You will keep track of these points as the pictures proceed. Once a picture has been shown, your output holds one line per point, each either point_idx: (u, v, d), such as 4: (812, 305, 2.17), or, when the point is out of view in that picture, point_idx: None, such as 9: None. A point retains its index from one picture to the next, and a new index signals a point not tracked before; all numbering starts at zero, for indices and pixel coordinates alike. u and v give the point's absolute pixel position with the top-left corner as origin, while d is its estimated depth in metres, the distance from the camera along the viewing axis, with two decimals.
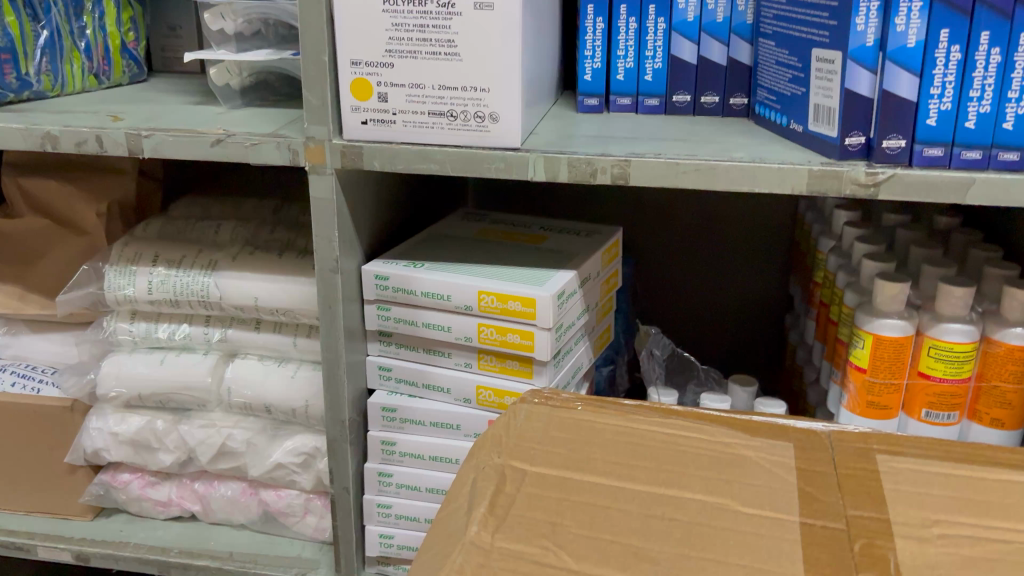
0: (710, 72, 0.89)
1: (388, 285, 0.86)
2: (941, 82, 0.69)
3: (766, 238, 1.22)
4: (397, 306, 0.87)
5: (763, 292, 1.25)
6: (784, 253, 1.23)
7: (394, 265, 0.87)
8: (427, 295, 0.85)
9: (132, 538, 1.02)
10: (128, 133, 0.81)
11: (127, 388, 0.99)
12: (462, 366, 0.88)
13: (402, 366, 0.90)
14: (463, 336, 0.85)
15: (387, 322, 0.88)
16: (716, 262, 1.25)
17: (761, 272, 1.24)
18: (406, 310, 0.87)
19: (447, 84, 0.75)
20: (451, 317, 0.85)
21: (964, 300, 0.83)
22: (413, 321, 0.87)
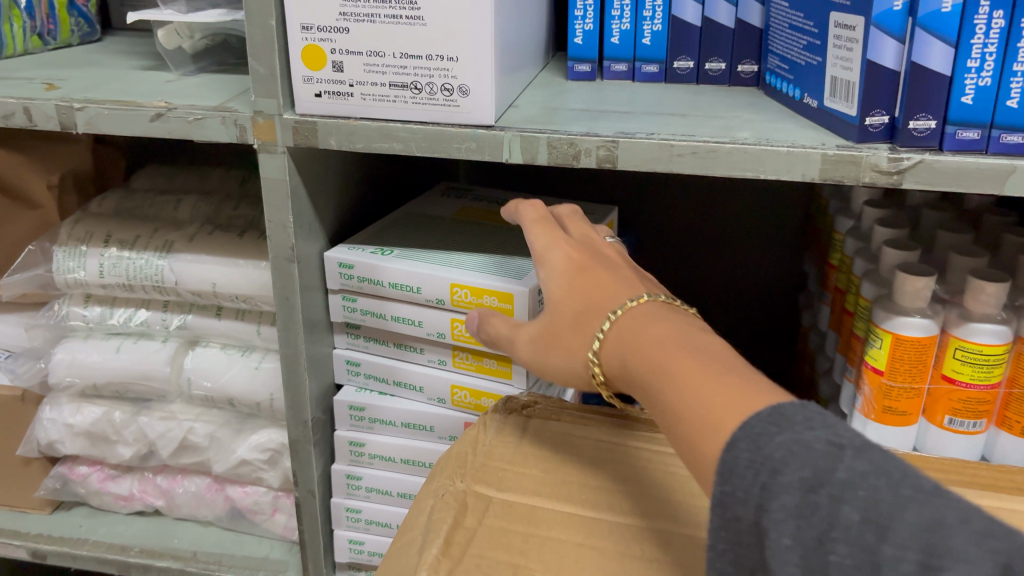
0: (716, 35, 0.79)
1: (353, 274, 0.77)
2: (981, 52, 0.60)
3: (779, 213, 1.13)
4: (365, 297, 0.79)
5: (775, 272, 1.16)
6: (797, 229, 1.13)
7: (359, 251, 0.79)
8: (395, 287, 0.76)
9: (91, 534, 0.96)
10: (59, 106, 0.73)
11: (81, 378, 0.92)
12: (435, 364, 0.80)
13: (373, 362, 0.82)
14: (436, 332, 0.77)
15: (354, 314, 0.80)
16: (723, 239, 1.16)
17: (771, 250, 1.15)
18: (374, 302, 0.79)
19: (410, 52, 0.66)
20: (422, 311, 0.77)
21: (996, 296, 0.73)
22: (382, 315, 0.79)
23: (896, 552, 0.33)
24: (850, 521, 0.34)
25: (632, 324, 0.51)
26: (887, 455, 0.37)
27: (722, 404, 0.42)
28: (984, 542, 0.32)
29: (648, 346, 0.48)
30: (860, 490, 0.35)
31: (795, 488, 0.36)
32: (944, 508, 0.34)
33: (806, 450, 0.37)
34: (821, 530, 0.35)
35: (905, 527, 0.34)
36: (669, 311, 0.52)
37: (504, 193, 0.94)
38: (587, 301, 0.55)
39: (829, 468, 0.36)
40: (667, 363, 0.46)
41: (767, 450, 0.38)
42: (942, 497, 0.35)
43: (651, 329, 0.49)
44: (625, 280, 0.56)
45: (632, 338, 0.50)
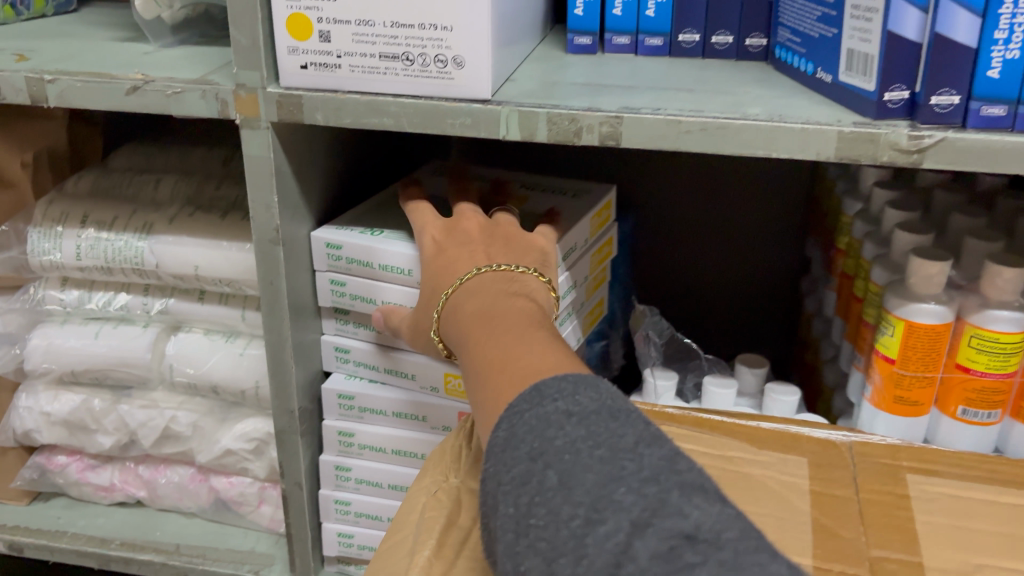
0: (723, 6, 0.75)
1: (342, 254, 0.74)
2: (1009, 23, 0.56)
3: (783, 194, 1.09)
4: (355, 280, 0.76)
5: (778, 255, 1.12)
6: (802, 211, 1.10)
7: (348, 232, 0.75)
8: (386, 269, 0.73)
9: (70, 527, 0.93)
10: (29, 78, 0.69)
11: (58, 365, 0.88)
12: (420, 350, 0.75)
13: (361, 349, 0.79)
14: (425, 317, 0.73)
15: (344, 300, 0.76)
16: (725, 220, 1.12)
17: (774, 232, 1.11)
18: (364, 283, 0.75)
19: (401, 21, 0.62)
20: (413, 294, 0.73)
21: (1014, 282, 0.70)
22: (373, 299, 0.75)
23: (572, 509, 0.37)
24: (547, 482, 0.38)
25: (462, 296, 0.57)
26: (607, 419, 0.40)
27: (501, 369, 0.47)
28: (645, 490, 0.36)
29: (467, 318, 0.54)
30: (565, 454, 0.39)
31: (523, 459, 0.40)
32: (628, 462, 0.38)
33: (542, 423, 0.41)
34: (532, 497, 0.39)
35: (584, 486, 0.37)
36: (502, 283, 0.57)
37: (499, 173, 0.90)
38: (440, 279, 0.62)
39: (551, 437, 0.40)
40: (480, 331, 0.52)
41: (514, 427, 0.42)
42: (633, 451, 0.38)
43: (469, 303, 0.55)
44: (472, 254, 0.62)
45: (458, 313, 0.56)
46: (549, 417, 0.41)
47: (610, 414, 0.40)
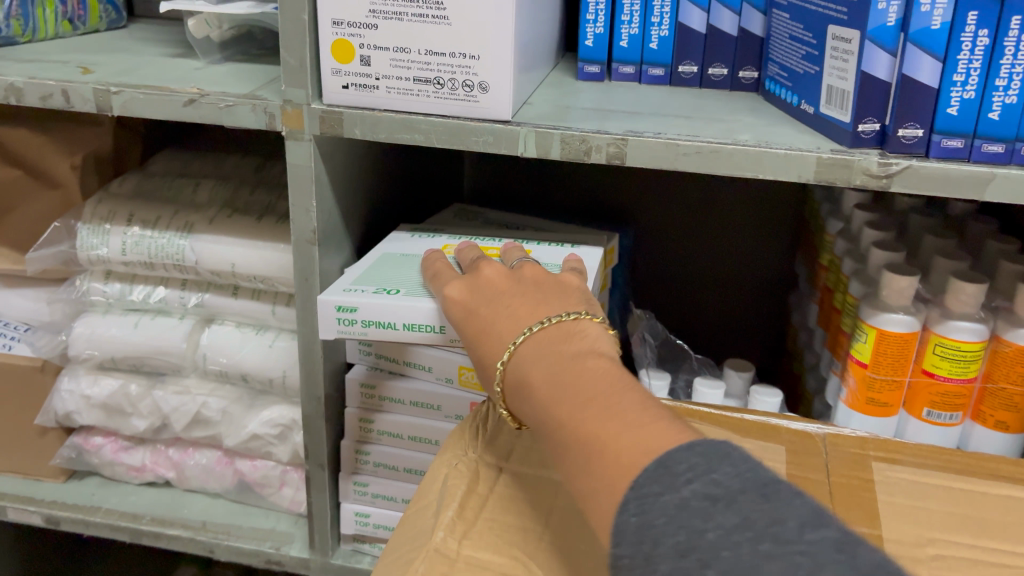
0: (720, 42, 0.83)
1: (356, 317, 0.71)
2: (965, 68, 0.64)
3: (775, 213, 1.17)
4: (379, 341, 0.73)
5: (769, 270, 1.20)
6: (793, 229, 1.18)
7: (359, 292, 0.72)
8: (410, 329, 0.71)
9: (104, 503, 1.00)
10: (96, 89, 0.77)
11: (100, 351, 0.95)
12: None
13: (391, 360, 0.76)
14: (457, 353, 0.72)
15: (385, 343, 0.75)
16: (720, 236, 1.20)
17: (765, 248, 1.19)
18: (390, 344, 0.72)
19: (434, 50, 0.70)
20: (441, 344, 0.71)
21: (975, 297, 0.78)
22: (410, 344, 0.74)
23: None
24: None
25: (524, 364, 0.53)
26: (759, 498, 0.38)
27: (600, 450, 0.45)
28: None
29: (540, 389, 0.51)
30: (723, 551, 0.37)
31: (671, 555, 0.38)
32: (799, 557, 0.35)
33: (684, 512, 0.39)
34: None
35: None
36: (554, 334, 0.54)
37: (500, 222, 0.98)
38: (483, 347, 0.58)
39: (701, 530, 0.38)
40: (556, 407, 0.49)
41: (650, 515, 0.39)
42: (802, 541, 0.36)
43: (535, 372, 0.52)
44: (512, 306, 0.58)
45: (524, 385, 0.53)
46: (694, 509, 0.38)
47: (760, 492, 0.39)
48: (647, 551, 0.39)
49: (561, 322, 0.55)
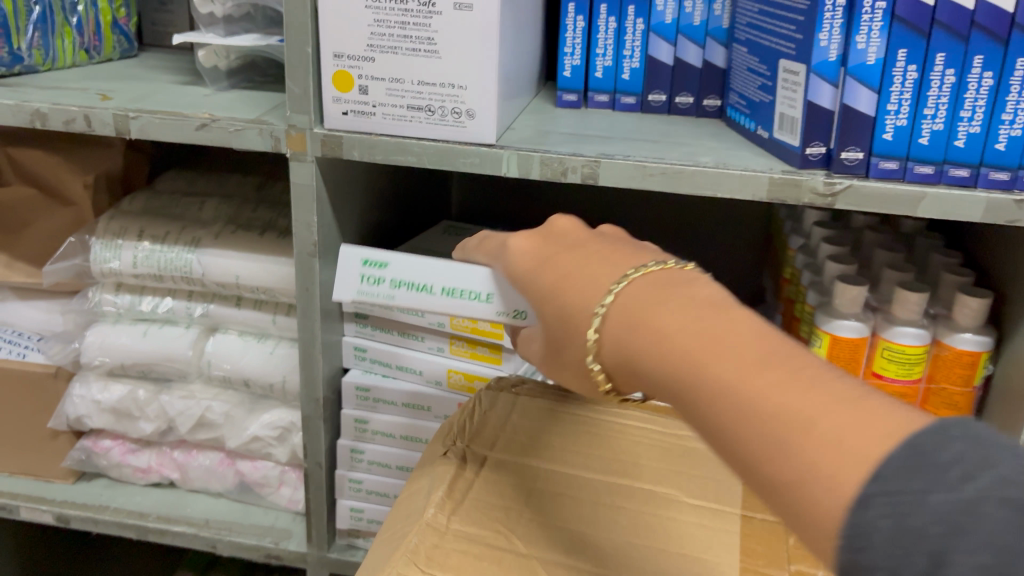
0: (686, 74, 0.91)
1: (384, 273, 0.67)
2: (897, 99, 0.72)
3: (745, 230, 1.25)
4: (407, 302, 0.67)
5: (739, 284, 1.28)
6: (761, 245, 1.26)
7: None
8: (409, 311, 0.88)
9: (112, 502, 1.06)
10: (116, 114, 0.84)
11: (111, 358, 1.02)
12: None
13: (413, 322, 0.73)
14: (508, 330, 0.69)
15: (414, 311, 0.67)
16: (694, 252, 1.28)
17: (736, 263, 1.27)
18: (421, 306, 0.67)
19: (425, 80, 0.77)
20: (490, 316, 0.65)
21: (918, 305, 0.86)
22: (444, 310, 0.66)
23: None
24: None
25: (645, 324, 0.47)
26: None
27: (804, 430, 0.39)
28: None
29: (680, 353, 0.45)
30: None
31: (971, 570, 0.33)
32: None
33: (970, 520, 0.34)
34: None
35: None
36: (668, 290, 0.48)
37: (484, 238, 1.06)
38: (575, 306, 0.52)
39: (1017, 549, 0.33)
40: (707, 371, 0.43)
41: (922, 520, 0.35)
42: None
43: (670, 325, 0.46)
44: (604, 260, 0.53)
45: (651, 343, 0.47)
46: (997, 518, 0.34)
47: None
48: (922, 563, 0.34)
49: (664, 276, 0.50)
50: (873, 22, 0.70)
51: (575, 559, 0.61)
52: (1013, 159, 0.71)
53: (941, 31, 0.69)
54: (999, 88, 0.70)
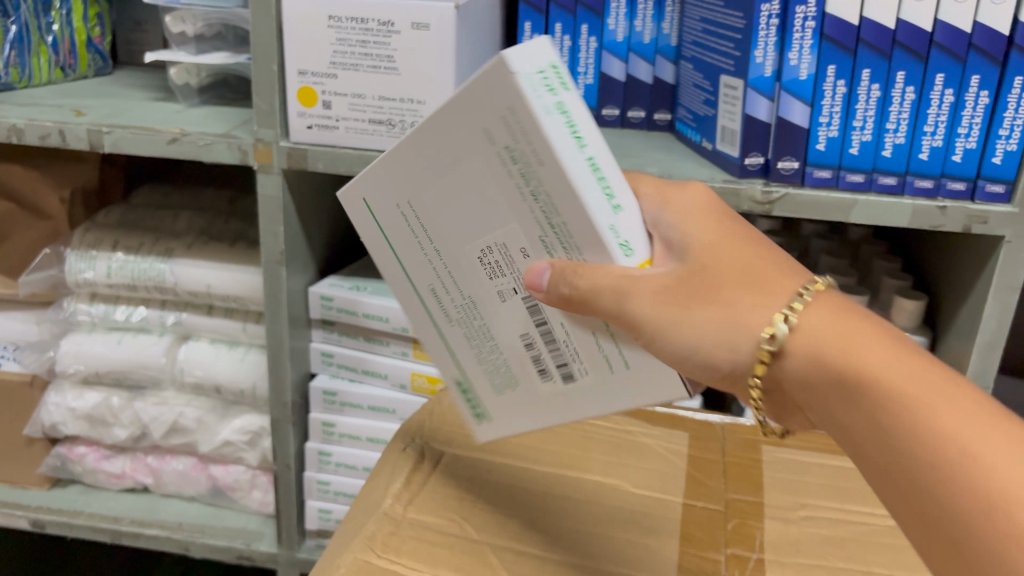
0: (637, 89, 0.96)
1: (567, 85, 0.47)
2: (829, 112, 0.76)
3: None
4: (540, 119, 0.44)
5: None
6: None
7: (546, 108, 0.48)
8: (369, 316, 0.93)
9: (86, 507, 1.09)
10: (89, 129, 0.87)
11: (86, 366, 1.05)
12: (430, 338, 0.60)
13: (388, 216, 0.56)
14: (516, 309, 0.53)
15: (509, 153, 0.47)
16: None
17: None
18: (552, 144, 0.45)
19: (385, 95, 0.81)
20: (595, 237, 0.46)
21: (858, 307, 0.91)
22: (544, 189, 0.46)
23: None
24: None
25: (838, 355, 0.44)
26: None
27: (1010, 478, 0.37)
28: None
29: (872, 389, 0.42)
30: None
31: None
32: None
33: None
34: None
35: None
36: (845, 322, 0.45)
37: None
38: (745, 296, 0.47)
39: None
40: (920, 398, 0.41)
41: None
42: None
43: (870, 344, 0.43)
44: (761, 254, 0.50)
45: (840, 356, 0.44)
46: None
47: None
48: None
49: (832, 304, 0.46)
50: (804, 40, 0.74)
51: (524, 544, 0.66)
52: (935, 167, 0.76)
53: (866, 48, 0.74)
54: (921, 101, 0.75)
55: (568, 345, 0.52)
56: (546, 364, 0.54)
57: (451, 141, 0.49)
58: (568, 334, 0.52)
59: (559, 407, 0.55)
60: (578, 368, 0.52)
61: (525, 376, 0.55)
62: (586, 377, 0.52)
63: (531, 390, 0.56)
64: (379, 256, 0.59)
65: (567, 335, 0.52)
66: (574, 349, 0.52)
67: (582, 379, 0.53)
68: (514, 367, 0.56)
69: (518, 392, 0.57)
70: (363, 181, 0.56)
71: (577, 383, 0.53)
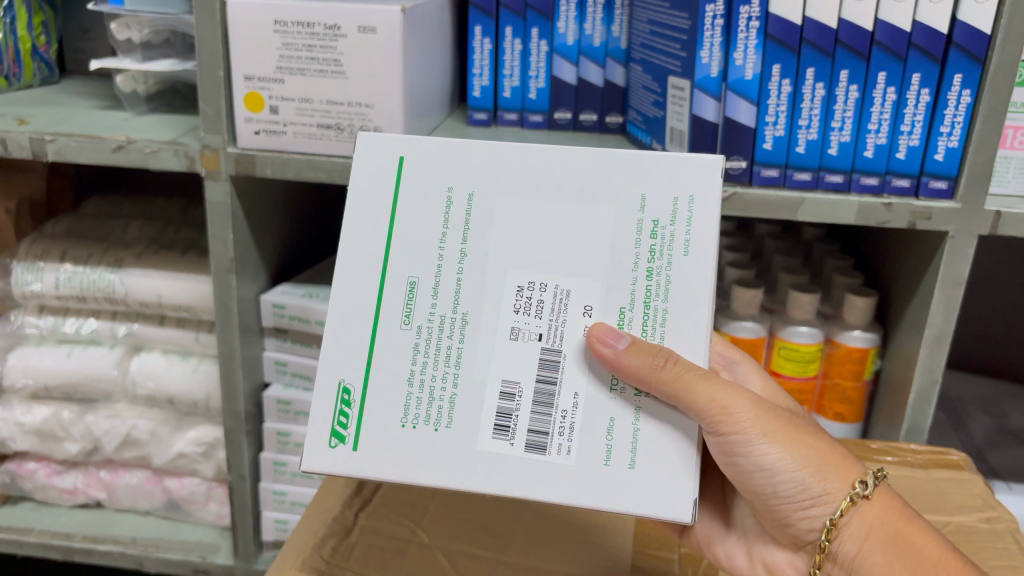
0: (588, 93, 0.97)
1: None
2: (775, 111, 0.77)
3: None
4: (712, 221, 0.54)
5: None
6: None
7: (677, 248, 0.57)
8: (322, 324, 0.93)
9: (38, 524, 1.07)
10: (32, 138, 0.86)
11: (34, 380, 1.02)
12: (352, 319, 0.55)
13: (434, 187, 0.56)
14: (523, 355, 0.53)
15: (656, 227, 0.54)
16: None
17: None
18: (709, 248, 0.53)
19: (333, 99, 0.81)
20: (700, 337, 0.54)
21: (809, 306, 0.92)
22: (671, 278, 0.54)
23: None
24: None
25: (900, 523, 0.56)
26: None
27: None
28: None
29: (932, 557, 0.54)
30: None
31: None
32: None
33: None
34: None
35: None
36: (903, 505, 0.58)
37: None
38: (825, 438, 0.58)
39: None
40: (915, 545, 0.55)
41: None
42: None
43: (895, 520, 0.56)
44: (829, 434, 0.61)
45: (883, 521, 0.56)
46: None
47: None
48: None
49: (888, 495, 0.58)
50: (748, 40, 0.75)
51: (476, 547, 0.66)
52: (880, 164, 0.77)
53: (809, 47, 0.74)
54: (864, 100, 0.76)
55: (566, 421, 0.53)
56: (514, 422, 0.53)
57: (600, 173, 0.55)
58: (577, 412, 0.53)
59: (483, 467, 0.53)
60: (558, 446, 0.53)
61: (464, 425, 0.53)
62: (561, 458, 0.52)
63: (454, 440, 0.53)
64: (363, 211, 0.56)
65: (573, 411, 0.53)
66: (571, 426, 0.53)
67: (553, 456, 0.52)
68: (458, 411, 0.54)
69: (429, 432, 0.54)
70: (426, 144, 0.57)
71: (546, 455, 0.52)
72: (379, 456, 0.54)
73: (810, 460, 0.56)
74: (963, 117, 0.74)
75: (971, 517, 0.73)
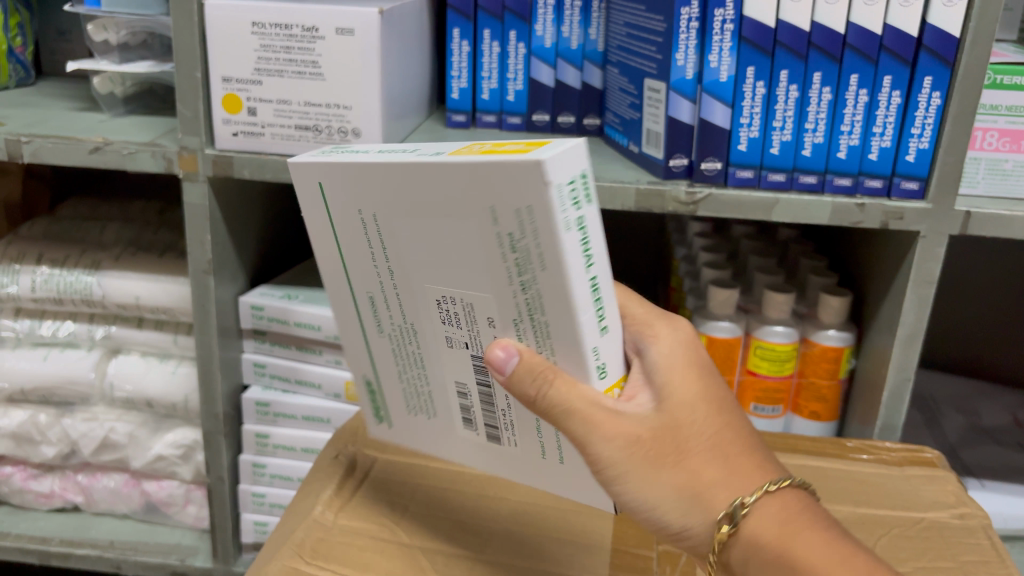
0: (566, 95, 0.97)
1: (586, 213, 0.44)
2: (749, 113, 0.78)
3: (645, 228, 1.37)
4: (557, 235, 0.43)
5: (643, 269, 1.39)
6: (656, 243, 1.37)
7: None
8: (300, 325, 0.93)
9: (13, 529, 1.06)
10: (8, 139, 0.85)
11: (10, 383, 1.02)
12: (348, 327, 0.62)
13: (342, 211, 0.54)
14: (461, 363, 0.55)
15: (512, 241, 0.45)
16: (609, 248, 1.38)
17: (646, 256, 1.38)
18: (567, 266, 0.44)
19: (312, 101, 0.81)
20: (581, 357, 0.48)
21: (784, 306, 0.92)
22: (542, 292, 0.46)
23: None
24: None
25: (780, 542, 0.52)
26: None
27: None
28: None
29: None
30: None
31: None
32: None
33: None
34: None
35: None
36: (790, 517, 0.53)
37: None
38: (701, 470, 0.53)
39: None
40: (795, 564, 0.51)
41: None
42: None
43: (772, 538, 0.52)
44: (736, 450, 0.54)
45: (761, 544, 0.52)
46: None
47: None
48: None
49: (776, 502, 0.53)
50: (722, 42, 0.76)
51: (454, 546, 0.67)
52: (853, 165, 0.78)
53: (783, 50, 0.75)
54: (837, 102, 0.77)
55: (507, 418, 0.56)
56: (473, 417, 0.58)
57: (448, 186, 0.46)
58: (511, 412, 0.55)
59: None
60: (508, 437, 0.57)
61: (445, 417, 0.60)
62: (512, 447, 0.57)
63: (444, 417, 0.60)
64: (316, 229, 0.57)
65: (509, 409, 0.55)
66: (511, 422, 0.56)
67: (506, 445, 0.58)
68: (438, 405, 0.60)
69: (428, 419, 0.63)
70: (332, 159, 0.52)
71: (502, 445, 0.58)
72: (405, 432, 0.66)
73: (672, 501, 0.53)
74: (933, 119, 0.75)
75: (944, 513, 0.74)
